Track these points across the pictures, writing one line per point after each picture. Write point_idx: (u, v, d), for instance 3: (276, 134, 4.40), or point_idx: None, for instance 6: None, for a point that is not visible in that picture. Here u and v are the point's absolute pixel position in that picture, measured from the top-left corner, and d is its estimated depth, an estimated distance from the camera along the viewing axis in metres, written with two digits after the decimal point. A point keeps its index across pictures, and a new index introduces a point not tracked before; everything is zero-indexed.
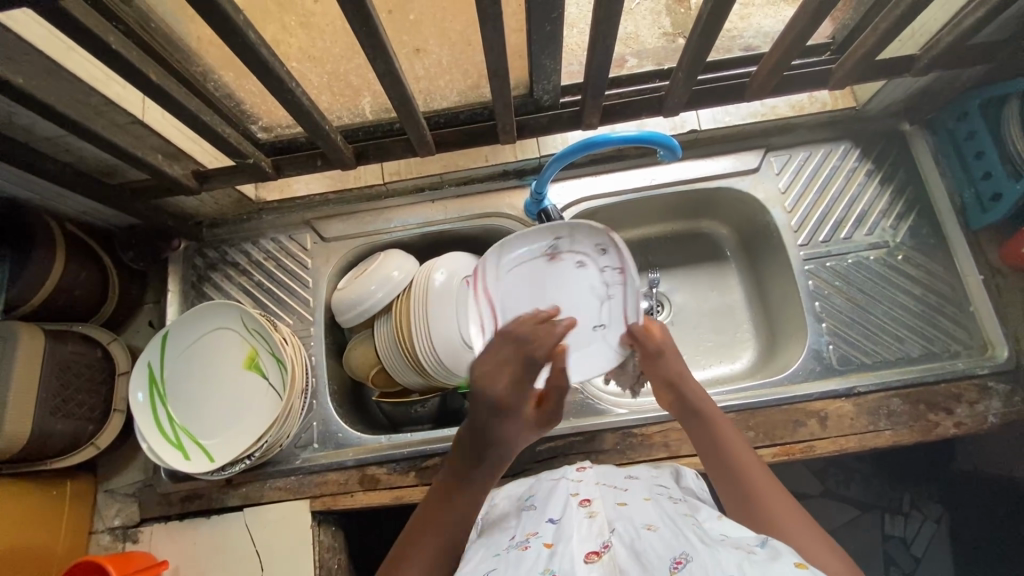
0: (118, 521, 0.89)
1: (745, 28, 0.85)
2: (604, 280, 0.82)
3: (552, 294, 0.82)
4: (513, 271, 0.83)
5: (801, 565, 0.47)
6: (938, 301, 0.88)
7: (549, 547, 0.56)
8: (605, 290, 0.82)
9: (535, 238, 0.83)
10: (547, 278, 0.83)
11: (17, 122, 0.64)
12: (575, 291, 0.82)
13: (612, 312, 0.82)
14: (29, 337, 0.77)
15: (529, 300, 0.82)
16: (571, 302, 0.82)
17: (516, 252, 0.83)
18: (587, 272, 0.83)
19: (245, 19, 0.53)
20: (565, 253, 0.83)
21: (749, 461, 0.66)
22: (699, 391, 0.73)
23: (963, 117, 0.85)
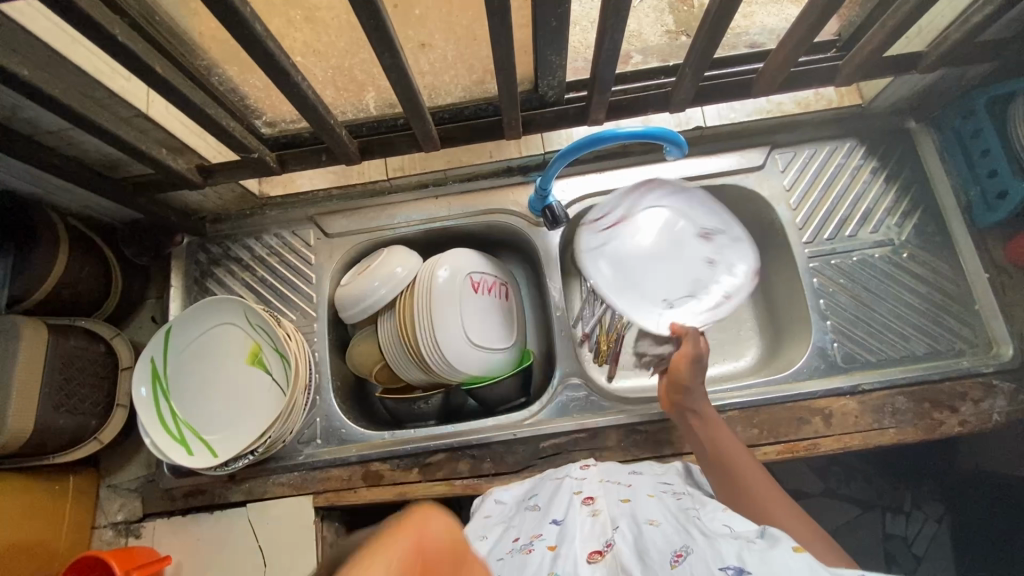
0: (121, 516, 0.89)
1: (750, 25, 0.84)
2: (712, 283, 0.85)
3: (669, 253, 0.87)
4: (664, 213, 0.88)
5: (799, 547, 0.47)
6: (943, 299, 0.88)
7: (552, 550, 0.57)
8: (700, 289, 0.85)
9: (709, 216, 0.88)
10: (687, 249, 0.87)
11: (21, 116, 0.63)
12: (689, 271, 0.86)
13: (688, 307, 0.85)
14: (32, 331, 0.77)
15: (644, 239, 0.87)
16: (683, 280, 0.86)
17: (699, 211, 0.88)
18: (710, 269, 0.86)
19: (251, 12, 0.52)
20: (716, 246, 0.87)
21: (750, 466, 0.68)
22: (702, 399, 0.76)
23: (969, 115, 0.85)
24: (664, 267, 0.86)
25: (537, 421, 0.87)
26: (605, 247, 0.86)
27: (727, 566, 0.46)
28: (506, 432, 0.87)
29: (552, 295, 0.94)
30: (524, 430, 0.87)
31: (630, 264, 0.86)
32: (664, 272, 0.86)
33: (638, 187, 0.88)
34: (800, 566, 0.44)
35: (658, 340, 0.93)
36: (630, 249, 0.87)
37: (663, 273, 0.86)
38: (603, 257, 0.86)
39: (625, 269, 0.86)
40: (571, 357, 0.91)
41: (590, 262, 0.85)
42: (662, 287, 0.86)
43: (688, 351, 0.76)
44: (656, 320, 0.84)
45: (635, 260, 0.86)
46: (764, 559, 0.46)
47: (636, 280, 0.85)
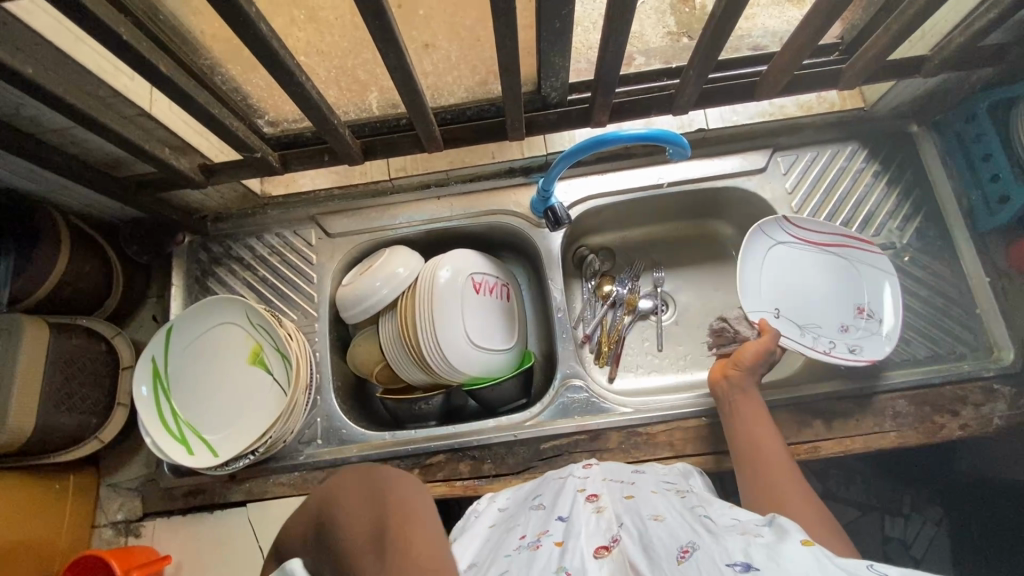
0: (121, 515, 0.89)
1: (752, 29, 0.82)
2: (823, 341, 0.85)
3: (823, 295, 0.88)
4: (853, 276, 0.88)
5: (807, 542, 0.46)
6: (944, 303, 0.88)
7: (559, 545, 0.55)
8: (804, 329, 0.86)
9: (886, 303, 0.86)
10: (834, 307, 0.87)
11: (24, 113, 0.63)
12: (822, 316, 0.87)
13: (787, 326, 0.86)
14: (33, 329, 0.77)
15: (825, 277, 0.89)
16: (805, 317, 0.87)
17: (885, 299, 0.86)
18: (830, 335, 0.86)
19: (257, 12, 0.52)
20: (860, 326, 0.86)
21: (778, 464, 0.70)
22: (752, 386, 0.79)
23: (972, 119, 0.84)
24: (809, 298, 0.89)
25: (537, 423, 0.88)
26: (780, 242, 0.90)
27: (735, 562, 0.46)
28: (507, 433, 0.87)
29: (554, 296, 0.94)
30: (525, 431, 0.87)
31: (787, 269, 0.89)
32: (799, 299, 0.88)
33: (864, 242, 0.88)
34: (807, 562, 0.44)
35: (750, 322, 0.84)
36: (801, 262, 0.90)
37: (794, 286, 0.89)
38: (777, 251, 0.89)
39: (772, 268, 0.89)
40: (573, 358, 0.91)
41: (760, 241, 0.89)
42: (784, 297, 0.88)
43: (759, 344, 0.79)
44: (758, 311, 0.86)
45: (790, 273, 0.89)
46: (771, 555, 0.45)
47: (779, 285, 0.89)
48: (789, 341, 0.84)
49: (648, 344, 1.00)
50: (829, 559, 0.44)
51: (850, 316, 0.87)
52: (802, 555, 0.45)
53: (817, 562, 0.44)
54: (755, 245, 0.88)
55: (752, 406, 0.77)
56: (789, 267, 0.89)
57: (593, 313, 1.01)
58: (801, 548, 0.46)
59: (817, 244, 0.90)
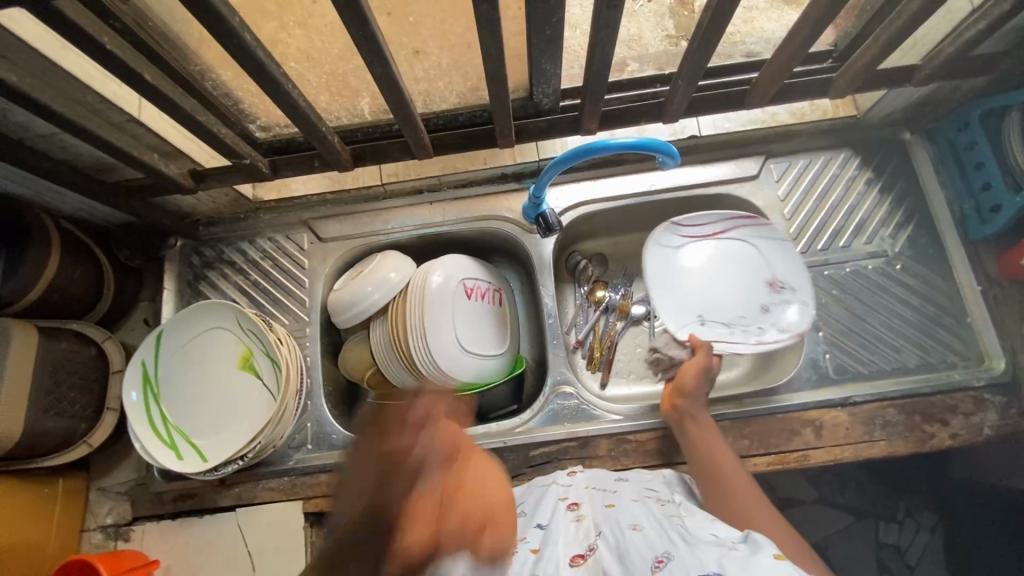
0: (110, 519, 0.89)
1: (749, 34, 0.80)
2: (751, 328, 0.87)
3: (734, 282, 0.91)
4: (757, 253, 0.91)
5: (779, 556, 0.46)
6: (935, 311, 0.88)
7: (535, 553, 0.56)
8: (732, 326, 0.88)
9: (795, 271, 0.88)
10: (749, 289, 0.90)
11: (12, 120, 0.63)
12: (742, 304, 0.89)
13: (714, 332, 0.88)
14: (22, 335, 0.77)
15: (734, 263, 0.91)
16: (729, 311, 0.89)
17: (790, 266, 0.89)
18: (754, 318, 0.88)
19: (241, 21, 0.52)
20: (777, 301, 0.88)
21: (738, 482, 0.69)
22: (701, 411, 0.79)
23: (964, 127, 0.84)
24: (723, 291, 0.91)
25: (528, 430, 0.87)
26: (679, 246, 0.92)
27: (708, 572, 0.46)
28: (497, 439, 0.87)
29: (545, 302, 0.94)
30: (516, 438, 0.87)
31: (694, 273, 0.92)
32: (716, 295, 0.91)
33: (753, 219, 0.91)
34: None
35: (679, 342, 0.85)
36: (704, 258, 0.92)
37: (707, 287, 0.91)
38: (677, 259, 0.92)
39: (683, 277, 0.91)
40: (563, 365, 0.91)
41: (657, 256, 0.90)
42: (703, 302, 0.90)
43: (698, 363, 0.80)
44: (684, 325, 0.88)
45: (699, 274, 0.92)
46: (743, 566, 0.45)
47: (690, 292, 0.91)
48: (721, 346, 0.85)
49: (641, 350, 1.00)
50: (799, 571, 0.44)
51: (766, 293, 0.89)
52: (774, 566, 0.45)
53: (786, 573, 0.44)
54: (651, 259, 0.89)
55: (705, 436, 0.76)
56: (694, 269, 0.92)
57: (585, 318, 1.01)
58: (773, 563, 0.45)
59: (712, 234, 0.92)
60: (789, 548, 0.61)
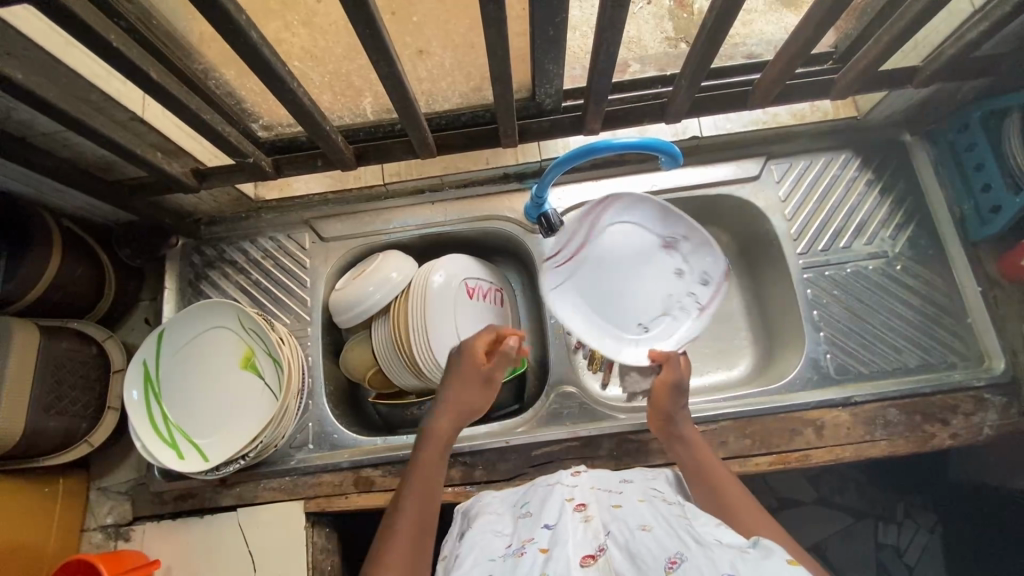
0: (110, 519, 0.89)
1: (748, 36, 0.81)
2: (685, 296, 0.85)
3: (633, 267, 0.86)
4: (631, 224, 0.86)
5: (792, 562, 0.47)
6: (936, 312, 0.89)
7: (544, 553, 0.55)
8: (676, 306, 0.85)
9: (669, 221, 0.85)
10: (647, 262, 0.86)
11: (15, 117, 0.63)
12: (656, 284, 0.86)
13: (664, 330, 0.85)
14: (24, 333, 0.77)
15: (625, 248, 0.86)
16: (655, 293, 0.86)
17: (664, 216, 0.85)
18: (683, 284, 0.85)
19: (248, 19, 0.53)
20: (681, 254, 0.85)
21: (736, 491, 0.67)
22: (686, 426, 0.76)
23: (964, 129, 0.85)
24: (631, 285, 0.86)
25: (530, 430, 0.87)
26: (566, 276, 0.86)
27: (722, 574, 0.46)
28: (499, 439, 0.87)
29: None
30: (518, 439, 0.87)
31: (598, 289, 0.86)
32: (627, 289, 0.86)
33: (601, 202, 0.85)
34: None
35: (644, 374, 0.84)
36: (588, 261, 0.86)
37: (621, 292, 0.86)
38: (570, 277, 0.86)
39: (591, 294, 0.86)
40: (565, 365, 0.91)
41: (558, 295, 0.86)
42: (631, 309, 0.85)
43: (671, 378, 0.77)
44: (632, 346, 0.85)
45: (602, 283, 0.86)
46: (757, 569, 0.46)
47: (606, 307, 0.86)
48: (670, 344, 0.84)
49: None
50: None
51: (670, 255, 0.86)
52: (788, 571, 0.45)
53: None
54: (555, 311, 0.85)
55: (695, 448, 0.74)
56: (596, 282, 0.86)
57: None
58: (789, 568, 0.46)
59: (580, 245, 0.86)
60: (798, 560, 0.57)
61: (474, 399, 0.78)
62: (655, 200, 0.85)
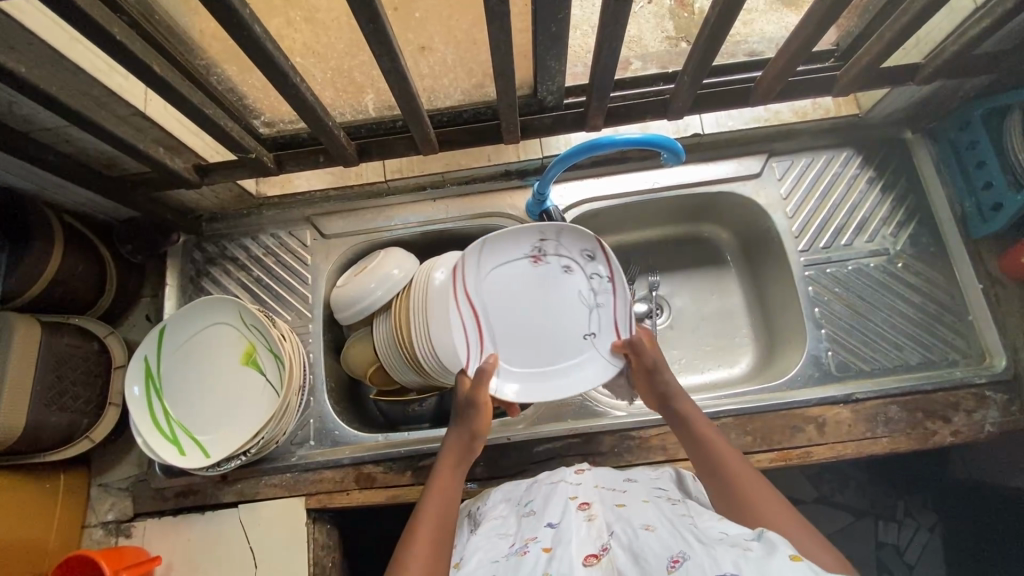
0: (111, 515, 0.89)
1: (749, 35, 0.81)
2: (588, 284, 0.84)
3: (528, 299, 0.83)
4: (496, 269, 0.83)
5: (796, 557, 0.45)
6: (937, 310, 0.89)
7: (547, 552, 0.56)
8: (593, 297, 0.84)
9: (520, 240, 0.83)
10: (525, 280, 0.83)
11: (17, 112, 0.63)
12: (562, 292, 0.84)
13: (602, 320, 0.83)
14: (24, 328, 0.77)
15: (510, 288, 0.83)
16: (560, 298, 0.84)
17: (509, 239, 0.83)
18: (579, 275, 0.84)
19: (251, 13, 0.53)
20: (554, 258, 0.84)
21: (739, 470, 0.66)
22: (683, 402, 0.75)
23: (966, 127, 0.85)
24: (543, 308, 0.83)
25: (531, 426, 0.87)
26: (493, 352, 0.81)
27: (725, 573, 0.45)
28: (500, 435, 0.86)
29: None
30: (519, 436, 0.86)
31: (523, 337, 0.82)
32: (534, 314, 0.83)
33: (456, 275, 0.81)
34: None
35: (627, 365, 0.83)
36: (486, 316, 0.82)
37: (541, 320, 0.83)
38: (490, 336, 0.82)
39: (527, 343, 0.82)
40: None
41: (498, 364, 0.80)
42: (560, 327, 0.83)
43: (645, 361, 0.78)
44: (594, 352, 0.83)
45: (518, 325, 0.83)
46: (760, 568, 0.45)
47: (539, 338, 0.83)
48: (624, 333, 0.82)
49: None
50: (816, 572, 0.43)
51: (543, 262, 0.84)
52: (789, 568, 0.44)
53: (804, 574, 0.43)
54: (506, 384, 0.81)
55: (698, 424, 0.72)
56: (517, 332, 0.82)
57: None
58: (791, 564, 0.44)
59: (479, 318, 0.82)
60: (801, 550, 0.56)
61: (483, 420, 0.75)
62: (495, 234, 0.81)
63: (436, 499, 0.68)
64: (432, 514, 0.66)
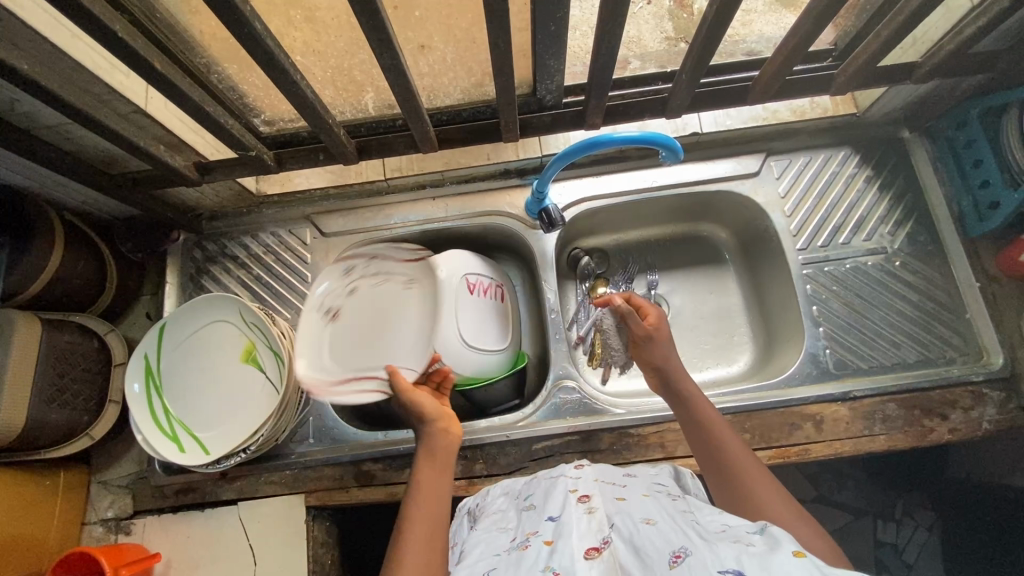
0: (111, 512, 0.89)
1: (748, 35, 0.81)
2: (371, 275, 0.87)
3: (359, 330, 0.85)
4: (323, 349, 0.84)
5: (799, 554, 0.45)
6: (934, 308, 0.89)
7: (549, 545, 0.56)
8: (380, 274, 0.88)
9: (310, 330, 0.84)
10: (344, 333, 0.85)
11: (19, 109, 0.63)
12: (359, 301, 0.87)
13: (393, 270, 0.89)
14: (26, 325, 0.77)
15: (340, 336, 0.85)
16: (369, 302, 0.87)
17: (308, 344, 0.84)
18: (361, 278, 0.87)
19: (252, 11, 0.53)
20: (330, 299, 0.86)
21: (745, 464, 0.66)
22: (694, 388, 0.75)
23: (962, 126, 0.85)
24: (372, 319, 0.86)
25: (530, 424, 0.88)
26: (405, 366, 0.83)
27: (728, 570, 0.45)
28: (499, 433, 0.87)
29: (547, 297, 0.94)
30: (517, 432, 0.87)
31: (389, 344, 0.85)
32: (373, 332, 0.85)
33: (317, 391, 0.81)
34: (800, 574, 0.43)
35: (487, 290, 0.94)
36: (362, 371, 0.83)
37: (383, 323, 0.86)
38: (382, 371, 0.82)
39: (403, 337, 0.85)
40: (565, 359, 0.92)
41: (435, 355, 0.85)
42: (392, 309, 0.87)
43: (658, 333, 0.79)
44: (417, 282, 0.89)
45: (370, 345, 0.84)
46: (762, 564, 0.45)
47: (396, 332, 0.85)
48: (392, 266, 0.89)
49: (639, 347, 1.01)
50: (819, 567, 0.43)
51: (336, 304, 0.86)
52: (793, 564, 0.44)
53: (807, 570, 0.43)
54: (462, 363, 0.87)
55: (704, 409, 0.72)
56: (380, 345, 0.84)
57: (586, 314, 1.01)
58: (794, 560, 0.44)
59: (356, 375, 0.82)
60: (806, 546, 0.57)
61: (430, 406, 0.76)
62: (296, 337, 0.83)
63: (423, 497, 0.68)
64: (423, 512, 0.66)
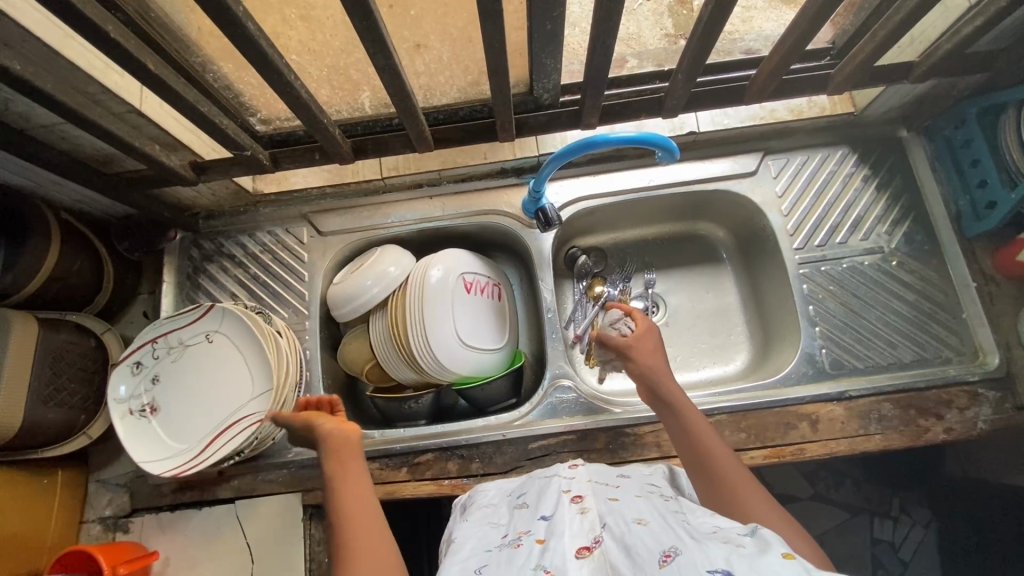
0: (109, 511, 0.90)
1: (747, 32, 0.81)
2: (164, 355, 0.84)
3: (187, 406, 0.82)
4: (165, 440, 0.81)
5: (789, 555, 0.46)
6: (930, 307, 0.89)
7: (540, 544, 0.56)
8: (172, 348, 0.84)
9: (138, 434, 0.81)
10: (171, 417, 0.82)
11: (13, 109, 0.63)
12: (168, 386, 0.83)
13: (184, 335, 0.84)
14: (23, 323, 0.77)
15: (176, 418, 0.82)
16: (174, 376, 0.83)
17: (141, 447, 0.80)
18: (156, 364, 0.84)
19: (245, 11, 0.53)
20: (139, 404, 0.82)
21: (730, 468, 0.65)
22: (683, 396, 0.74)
23: (960, 125, 0.85)
24: (188, 391, 0.83)
25: (526, 423, 0.88)
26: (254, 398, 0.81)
27: (717, 570, 0.46)
28: (496, 432, 0.87)
29: (544, 296, 0.94)
30: (514, 432, 0.87)
31: (219, 394, 0.82)
32: (199, 396, 0.83)
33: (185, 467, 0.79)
34: None
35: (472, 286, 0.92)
36: (212, 430, 0.81)
37: (206, 385, 0.83)
38: (236, 417, 0.81)
39: (229, 380, 0.83)
40: (562, 359, 0.92)
41: (436, 347, 0.85)
42: (203, 366, 0.83)
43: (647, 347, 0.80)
44: (208, 331, 0.84)
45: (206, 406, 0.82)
46: (751, 564, 0.45)
47: (223, 380, 0.83)
48: (175, 333, 0.84)
49: None
50: (808, 569, 0.44)
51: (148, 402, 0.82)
52: (782, 566, 0.44)
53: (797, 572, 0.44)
54: (459, 359, 0.87)
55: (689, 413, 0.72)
56: (215, 400, 0.82)
57: (583, 314, 1.01)
58: (783, 561, 0.45)
59: (214, 435, 0.80)
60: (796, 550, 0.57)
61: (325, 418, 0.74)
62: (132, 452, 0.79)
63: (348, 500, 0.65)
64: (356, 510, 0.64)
